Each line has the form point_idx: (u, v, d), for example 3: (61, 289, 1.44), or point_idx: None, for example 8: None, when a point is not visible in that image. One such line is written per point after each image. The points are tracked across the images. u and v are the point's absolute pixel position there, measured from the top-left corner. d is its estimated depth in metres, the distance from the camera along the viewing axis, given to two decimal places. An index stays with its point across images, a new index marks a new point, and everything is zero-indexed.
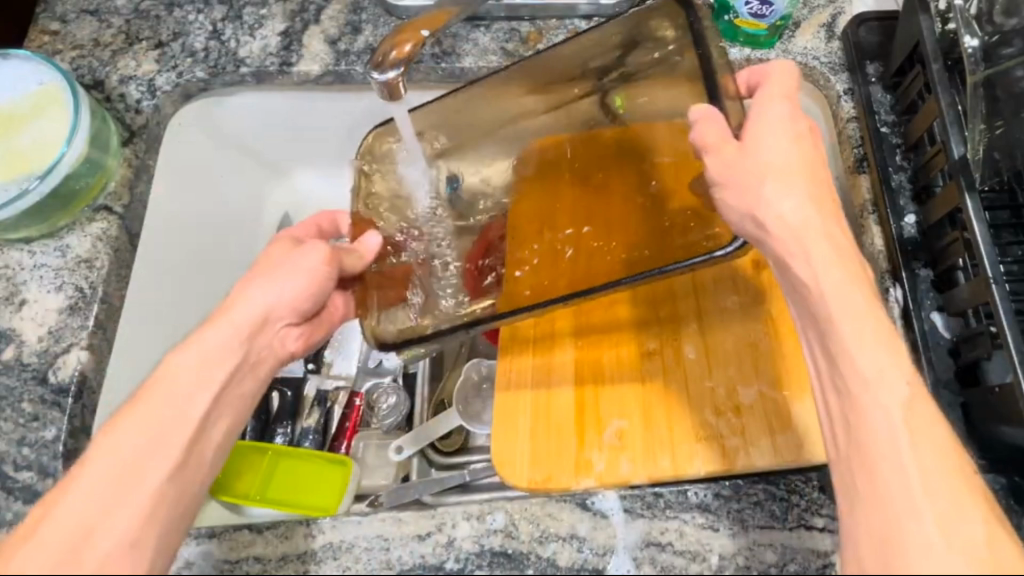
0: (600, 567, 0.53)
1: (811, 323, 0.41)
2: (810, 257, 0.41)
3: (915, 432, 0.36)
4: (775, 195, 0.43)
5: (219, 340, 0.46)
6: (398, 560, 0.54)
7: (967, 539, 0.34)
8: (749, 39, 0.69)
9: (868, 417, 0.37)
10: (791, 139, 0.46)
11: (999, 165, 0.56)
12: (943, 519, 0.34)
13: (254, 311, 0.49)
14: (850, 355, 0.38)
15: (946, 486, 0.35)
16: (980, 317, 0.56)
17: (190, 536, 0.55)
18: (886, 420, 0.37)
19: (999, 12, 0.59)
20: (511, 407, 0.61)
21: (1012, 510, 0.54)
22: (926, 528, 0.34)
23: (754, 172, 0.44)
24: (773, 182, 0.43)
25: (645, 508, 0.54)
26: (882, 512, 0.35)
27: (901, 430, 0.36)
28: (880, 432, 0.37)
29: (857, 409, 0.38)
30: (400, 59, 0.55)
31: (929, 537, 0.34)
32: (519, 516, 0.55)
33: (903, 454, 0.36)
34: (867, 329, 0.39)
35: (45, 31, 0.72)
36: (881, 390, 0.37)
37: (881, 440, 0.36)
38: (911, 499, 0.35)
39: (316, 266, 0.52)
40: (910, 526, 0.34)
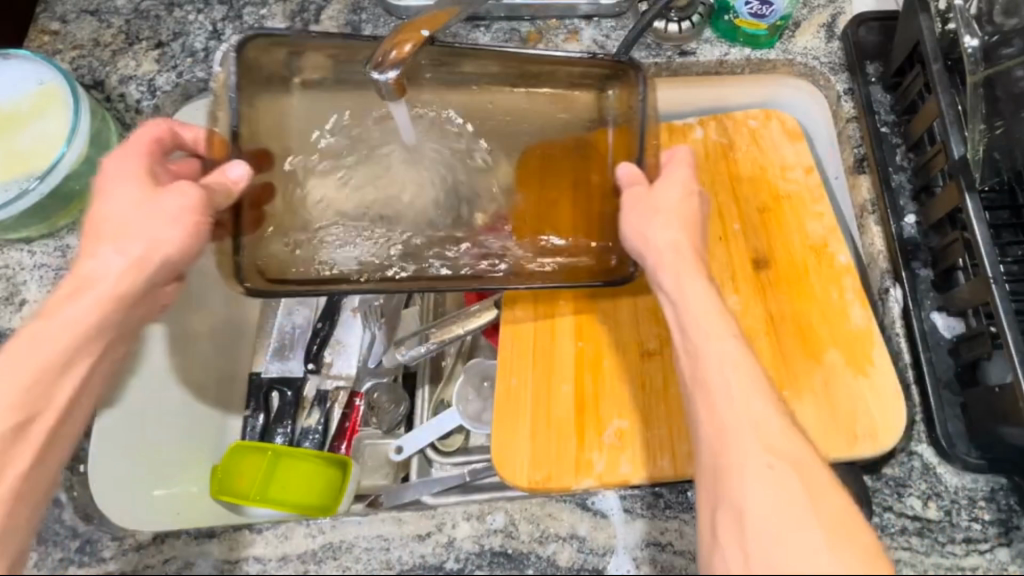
0: (600, 567, 0.54)
1: (676, 329, 0.46)
2: (679, 278, 0.47)
3: (751, 405, 0.40)
4: (657, 226, 0.50)
5: (75, 311, 0.48)
6: (398, 560, 0.54)
7: (786, 480, 0.37)
8: (749, 39, 0.69)
9: (712, 399, 0.41)
10: (683, 189, 0.52)
11: (999, 165, 0.56)
12: (765, 463, 0.38)
13: (107, 275, 0.49)
14: (696, 345, 0.43)
15: (778, 452, 0.38)
16: (980, 317, 0.56)
17: (190, 536, 0.55)
18: (726, 397, 0.40)
19: (999, 12, 0.59)
20: (508, 406, 0.60)
21: (1012, 510, 0.54)
22: (753, 488, 0.37)
23: (649, 208, 0.51)
24: (656, 216, 0.50)
25: (645, 508, 0.56)
26: (721, 480, 0.38)
27: (729, 396, 0.40)
28: (714, 400, 0.41)
29: (705, 394, 0.41)
30: (400, 59, 0.56)
31: (755, 493, 0.37)
32: (519, 516, 0.56)
33: (731, 413, 0.40)
34: (713, 328, 0.44)
35: (45, 31, 0.72)
36: (724, 374, 0.41)
37: (714, 405, 0.41)
38: (749, 462, 0.38)
39: (175, 214, 0.49)
40: (738, 482, 0.37)
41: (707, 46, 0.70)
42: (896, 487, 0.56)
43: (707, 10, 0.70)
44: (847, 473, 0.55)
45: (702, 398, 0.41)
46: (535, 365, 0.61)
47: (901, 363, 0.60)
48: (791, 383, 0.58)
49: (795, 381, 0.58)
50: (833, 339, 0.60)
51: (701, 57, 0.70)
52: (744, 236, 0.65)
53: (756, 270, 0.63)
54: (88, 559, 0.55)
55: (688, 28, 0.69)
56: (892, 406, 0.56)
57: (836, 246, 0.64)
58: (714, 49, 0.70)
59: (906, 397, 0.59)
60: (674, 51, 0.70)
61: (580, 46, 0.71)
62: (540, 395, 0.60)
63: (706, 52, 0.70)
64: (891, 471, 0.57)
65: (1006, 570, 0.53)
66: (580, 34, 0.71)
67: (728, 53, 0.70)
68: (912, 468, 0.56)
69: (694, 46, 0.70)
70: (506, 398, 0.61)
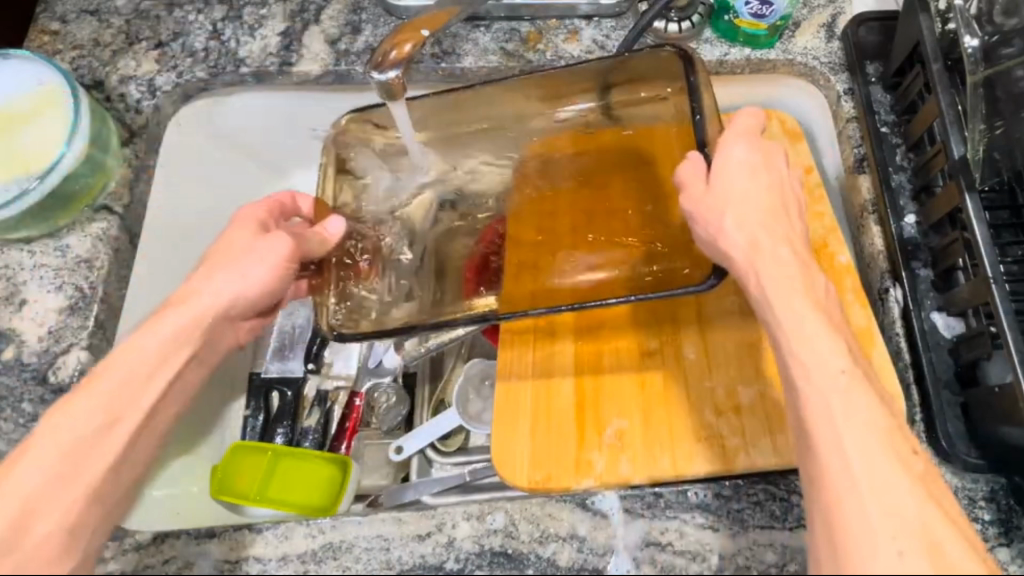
0: (600, 567, 0.53)
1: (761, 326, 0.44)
2: (769, 264, 0.44)
3: (857, 409, 0.39)
4: (730, 206, 0.48)
5: (167, 331, 0.52)
6: (398, 561, 0.54)
7: (903, 523, 0.36)
8: (749, 39, 0.69)
9: (835, 435, 0.38)
10: (753, 147, 0.50)
11: (999, 165, 0.56)
12: (880, 503, 0.36)
13: (214, 297, 0.54)
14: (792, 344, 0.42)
15: (901, 497, 0.36)
16: (980, 317, 0.56)
17: (190, 536, 0.55)
18: (851, 437, 0.38)
19: (999, 12, 0.59)
20: (512, 406, 0.61)
21: (1012, 510, 0.55)
22: (883, 541, 0.35)
23: (713, 183, 0.49)
24: (750, 220, 0.46)
25: (645, 508, 0.55)
26: (838, 530, 0.36)
27: (836, 413, 0.39)
28: (817, 411, 0.39)
29: (818, 423, 0.39)
30: (400, 59, 0.56)
31: (885, 552, 0.35)
32: (519, 516, 0.55)
33: (837, 428, 0.38)
34: (813, 325, 0.42)
35: (45, 31, 0.72)
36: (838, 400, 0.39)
37: (816, 414, 0.39)
38: (879, 512, 0.36)
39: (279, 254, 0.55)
40: (847, 519, 0.36)
41: (708, 46, 0.70)
42: None
43: (707, 10, 0.70)
44: None
45: (814, 429, 0.39)
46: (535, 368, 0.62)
47: (900, 363, 0.60)
48: None
49: None
50: None
51: (701, 57, 0.70)
52: None
53: None
54: None
55: (687, 28, 0.69)
56: None
57: (836, 246, 0.64)
58: (714, 49, 0.70)
59: (906, 397, 0.59)
60: (673, 51, 0.70)
61: (579, 46, 0.71)
62: (540, 395, 0.61)
63: (706, 52, 0.70)
64: None
65: (1006, 570, 0.53)
66: (580, 34, 0.71)
67: (728, 53, 0.70)
68: None
69: (694, 46, 0.70)
70: (506, 399, 0.61)
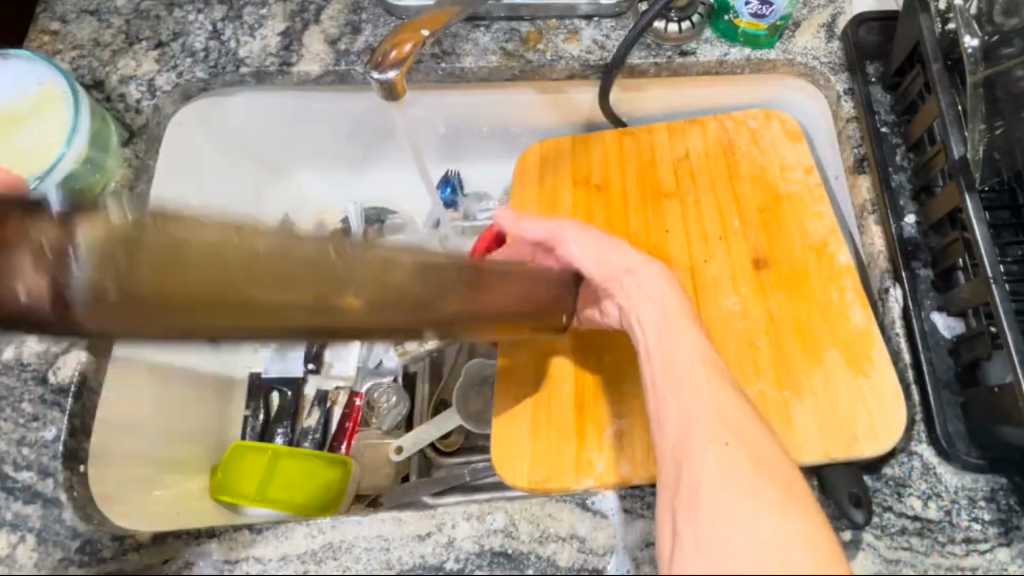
0: (600, 567, 0.53)
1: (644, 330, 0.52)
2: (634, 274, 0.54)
3: (708, 376, 0.47)
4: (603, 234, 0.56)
5: None
6: (398, 561, 0.54)
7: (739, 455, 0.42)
8: (749, 39, 0.69)
9: (676, 388, 0.46)
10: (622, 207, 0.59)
11: (999, 165, 0.56)
12: (722, 436, 0.43)
13: None
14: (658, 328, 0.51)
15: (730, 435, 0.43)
16: (980, 317, 0.56)
17: (190, 536, 0.54)
18: (688, 395, 0.46)
19: (999, 12, 0.59)
20: (515, 404, 0.61)
21: (1012, 510, 0.55)
22: (709, 467, 0.42)
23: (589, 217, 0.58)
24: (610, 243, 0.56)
25: (645, 509, 0.55)
26: (682, 472, 0.43)
27: (695, 372, 0.47)
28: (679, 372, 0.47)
29: (671, 381, 0.47)
30: (400, 59, 0.56)
31: (715, 460, 0.42)
32: (519, 516, 0.55)
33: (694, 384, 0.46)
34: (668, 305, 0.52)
35: (45, 31, 0.72)
36: (682, 358, 0.48)
37: (679, 375, 0.47)
38: (704, 442, 0.43)
39: None
40: (695, 457, 0.42)
41: (708, 46, 0.70)
42: (896, 487, 0.56)
43: (707, 11, 0.70)
44: (848, 472, 0.55)
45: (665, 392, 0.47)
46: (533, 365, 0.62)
47: (901, 363, 0.60)
48: (791, 384, 0.58)
49: (795, 381, 0.58)
50: (832, 338, 0.60)
51: (701, 57, 0.70)
52: (743, 235, 0.65)
53: (755, 270, 0.63)
54: (88, 558, 0.54)
55: (687, 28, 0.69)
56: (892, 407, 0.56)
57: (836, 246, 0.64)
58: (715, 49, 0.70)
59: (906, 397, 0.58)
60: (674, 51, 0.70)
61: (580, 46, 0.71)
62: (540, 395, 0.61)
63: (706, 52, 0.70)
64: (891, 471, 0.57)
65: (1006, 570, 0.53)
66: (580, 34, 0.71)
67: (728, 53, 0.70)
68: (912, 468, 0.56)
69: (694, 46, 0.70)
70: (507, 401, 0.61)
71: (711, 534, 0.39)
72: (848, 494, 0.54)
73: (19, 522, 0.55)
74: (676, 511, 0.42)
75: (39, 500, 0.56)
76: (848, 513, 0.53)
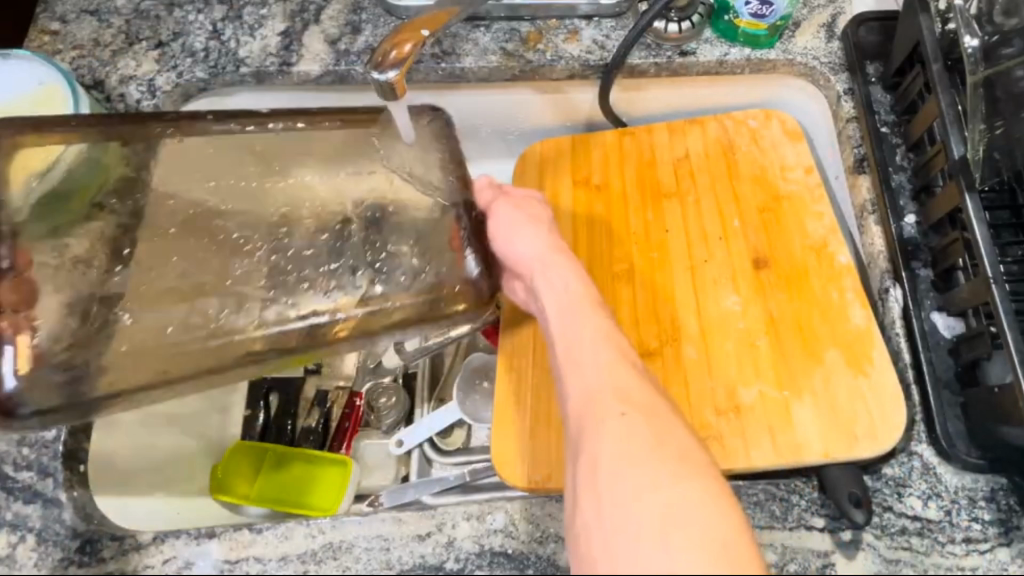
0: None
1: (562, 335, 0.52)
2: (551, 283, 0.56)
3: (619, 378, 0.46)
4: (523, 236, 0.58)
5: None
6: (398, 560, 0.54)
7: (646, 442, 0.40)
8: (749, 39, 0.69)
9: (595, 416, 0.43)
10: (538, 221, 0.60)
11: (999, 165, 0.56)
12: (631, 425, 0.42)
13: None
14: (571, 334, 0.51)
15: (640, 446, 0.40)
16: (980, 317, 0.56)
17: (190, 536, 0.55)
18: (601, 419, 0.43)
19: (999, 12, 0.59)
20: (517, 404, 0.61)
21: (1012, 510, 0.55)
22: (621, 487, 0.39)
23: (514, 218, 0.59)
24: (536, 247, 0.58)
25: None
26: (584, 451, 0.42)
27: (599, 370, 0.47)
28: (585, 372, 0.47)
29: (586, 411, 0.44)
30: (400, 59, 0.56)
31: (614, 433, 0.41)
32: (519, 516, 0.55)
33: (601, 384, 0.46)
34: (586, 314, 0.52)
35: (45, 31, 0.72)
36: (601, 387, 0.45)
37: (587, 376, 0.47)
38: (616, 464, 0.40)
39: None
40: (593, 443, 0.42)
41: (708, 46, 0.70)
42: (896, 487, 0.56)
43: (707, 10, 0.70)
44: (848, 472, 0.55)
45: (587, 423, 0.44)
46: (534, 366, 0.62)
47: (901, 363, 0.60)
48: (790, 384, 0.58)
49: (795, 381, 0.58)
50: (832, 338, 0.60)
51: (702, 57, 0.70)
52: (743, 235, 0.65)
53: (755, 270, 0.63)
54: (88, 558, 0.54)
55: (687, 28, 0.69)
56: (891, 407, 0.56)
57: (836, 246, 0.64)
58: (715, 49, 0.70)
59: (906, 396, 0.59)
60: (674, 51, 0.70)
61: (580, 46, 0.71)
62: (542, 395, 0.61)
63: (706, 52, 0.70)
64: (891, 471, 0.57)
65: (1006, 570, 0.53)
66: (580, 34, 0.71)
67: (728, 53, 0.70)
68: (913, 468, 0.56)
69: (694, 46, 0.70)
70: (506, 400, 0.61)
71: (610, 500, 0.38)
72: (849, 494, 0.54)
73: (19, 522, 0.55)
74: (580, 483, 0.41)
75: (39, 500, 0.56)
76: (848, 513, 0.53)
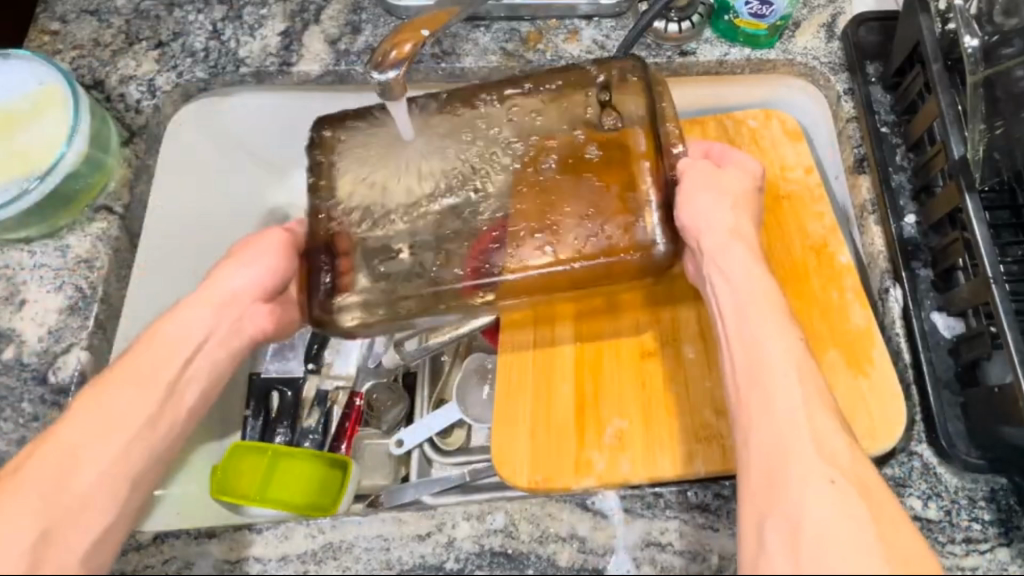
0: (600, 567, 0.53)
1: (729, 314, 0.50)
2: (722, 264, 0.52)
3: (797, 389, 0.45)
4: (706, 206, 0.55)
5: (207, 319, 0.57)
6: (398, 560, 0.54)
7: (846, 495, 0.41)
8: (749, 39, 0.69)
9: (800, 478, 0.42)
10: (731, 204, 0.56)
11: (999, 165, 0.56)
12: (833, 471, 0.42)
13: (230, 286, 0.59)
14: (747, 317, 0.49)
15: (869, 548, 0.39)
16: (980, 317, 0.56)
17: (190, 536, 0.55)
18: (805, 452, 0.42)
19: (999, 13, 0.59)
20: (515, 405, 0.61)
21: (1012, 510, 0.55)
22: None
23: (695, 185, 0.56)
24: (723, 223, 0.54)
25: (645, 508, 0.55)
26: (773, 484, 0.42)
27: (789, 376, 0.45)
28: (774, 371, 0.46)
29: (776, 442, 0.43)
30: (400, 59, 0.56)
31: (818, 480, 0.41)
32: (519, 516, 0.55)
33: (792, 394, 0.45)
34: (762, 298, 0.50)
35: (45, 31, 0.72)
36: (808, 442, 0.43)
37: (776, 377, 0.45)
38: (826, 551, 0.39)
39: (275, 250, 0.60)
40: (795, 483, 0.41)
41: (708, 46, 0.70)
42: (896, 488, 0.56)
43: (707, 10, 0.70)
44: None
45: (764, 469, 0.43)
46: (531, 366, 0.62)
47: (900, 363, 0.60)
48: None
49: None
50: (832, 339, 0.60)
51: (701, 57, 0.70)
52: None
53: None
54: None
55: (687, 28, 0.69)
56: (891, 406, 0.57)
57: (836, 246, 0.64)
58: (715, 49, 0.70)
59: (906, 396, 0.59)
60: (674, 51, 0.70)
61: (580, 46, 0.71)
62: (541, 394, 0.61)
63: (706, 52, 0.70)
64: (892, 471, 0.56)
65: (1006, 570, 0.53)
66: (580, 34, 0.71)
67: (728, 53, 0.70)
68: (912, 468, 0.56)
69: (694, 46, 0.70)
70: (506, 400, 0.61)
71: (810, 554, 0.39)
72: None
73: None
74: (766, 513, 0.41)
75: None
76: None
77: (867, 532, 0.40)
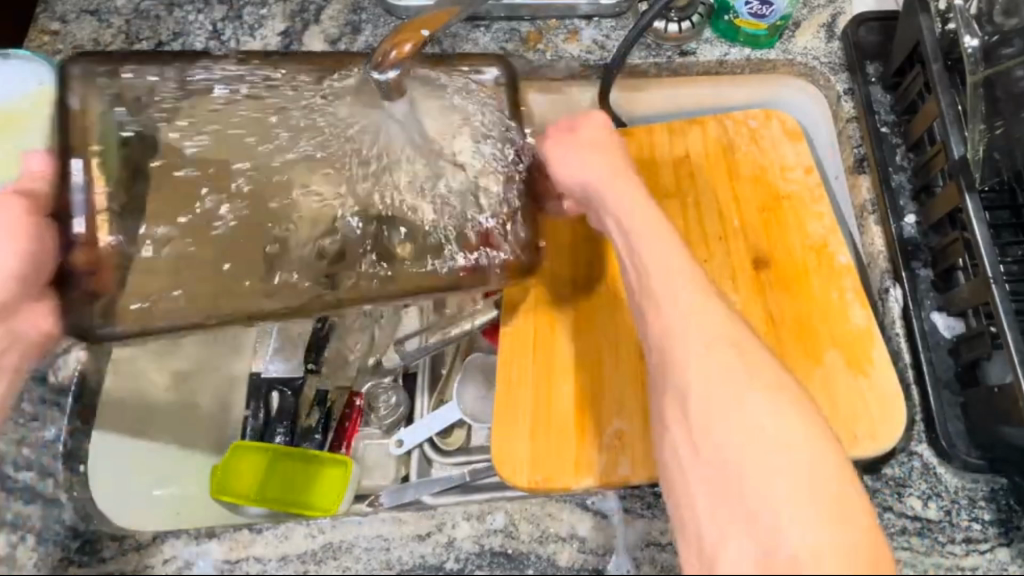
0: (600, 566, 0.55)
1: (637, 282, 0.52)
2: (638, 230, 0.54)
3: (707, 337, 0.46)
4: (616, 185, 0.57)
5: None
6: (398, 561, 0.54)
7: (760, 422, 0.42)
8: (749, 39, 0.69)
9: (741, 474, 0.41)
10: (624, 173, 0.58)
11: (999, 166, 0.56)
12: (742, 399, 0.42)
13: None
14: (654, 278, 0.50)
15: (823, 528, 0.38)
16: (980, 317, 0.56)
17: (190, 536, 0.55)
18: (709, 390, 0.43)
19: (999, 12, 0.59)
20: (516, 384, 0.61)
21: (1012, 510, 0.55)
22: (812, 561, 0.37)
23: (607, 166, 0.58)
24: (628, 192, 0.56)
25: (645, 508, 0.56)
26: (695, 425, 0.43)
27: (690, 326, 0.47)
28: (677, 326, 0.47)
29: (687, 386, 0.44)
30: (399, 59, 0.56)
31: (728, 413, 0.42)
32: (519, 517, 0.56)
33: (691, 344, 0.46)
34: (667, 256, 0.51)
35: (45, 31, 0.72)
36: (765, 423, 0.41)
37: (679, 329, 0.47)
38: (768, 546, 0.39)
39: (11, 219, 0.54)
40: (708, 429, 0.42)
41: (708, 46, 0.70)
42: (896, 488, 0.56)
43: (707, 10, 0.70)
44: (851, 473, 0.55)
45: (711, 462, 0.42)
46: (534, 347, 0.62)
47: (901, 363, 0.60)
48: None
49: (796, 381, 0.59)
50: (832, 338, 0.60)
51: (701, 57, 0.70)
52: (742, 235, 0.65)
53: (755, 270, 0.63)
54: (88, 558, 0.54)
55: (687, 28, 0.69)
56: (892, 407, 0.56)
57: (836, 246, 0.64)
58: (715, 50, 0.70)
59: (906, 396, 0.59)
60: (674, 51, 0.70)
61: (580, 46, 0.71)
62: (542, 379, 0.61)
63: (706, 52, 0.70)
64: (891, 471, 0.57)
65: (1006, 570, 0.54)
66: (580, 34, 0.71)
67: (728, 53, 0.70)
68: (912, 468, 0.56)
69: (694, 46, 0.70)
70: (506, 399, 0.60)
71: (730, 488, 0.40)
72: None
73: (19, 523, 0.55)
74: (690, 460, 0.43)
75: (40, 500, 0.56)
76: None
77: (782, 459, 0.40)
